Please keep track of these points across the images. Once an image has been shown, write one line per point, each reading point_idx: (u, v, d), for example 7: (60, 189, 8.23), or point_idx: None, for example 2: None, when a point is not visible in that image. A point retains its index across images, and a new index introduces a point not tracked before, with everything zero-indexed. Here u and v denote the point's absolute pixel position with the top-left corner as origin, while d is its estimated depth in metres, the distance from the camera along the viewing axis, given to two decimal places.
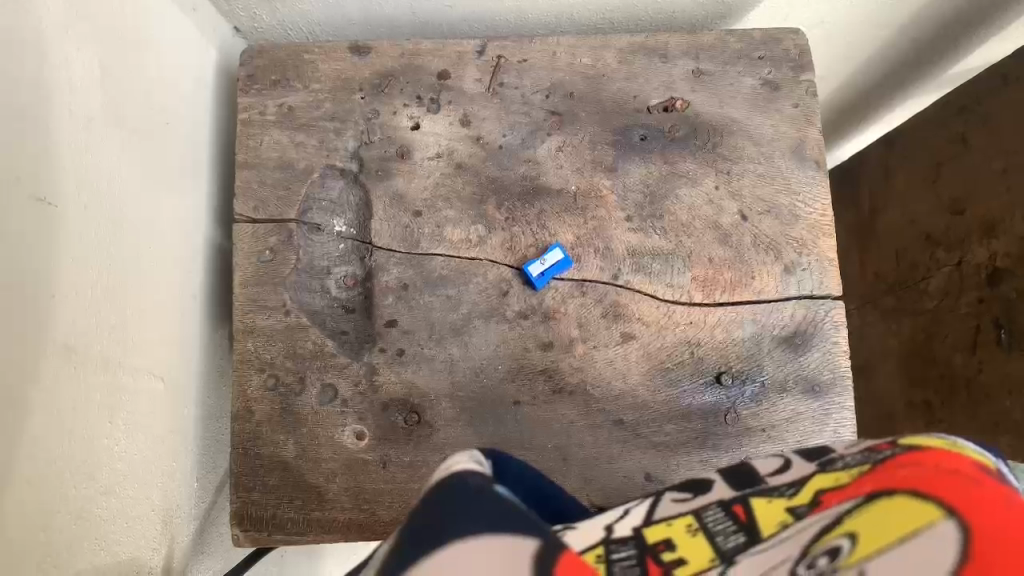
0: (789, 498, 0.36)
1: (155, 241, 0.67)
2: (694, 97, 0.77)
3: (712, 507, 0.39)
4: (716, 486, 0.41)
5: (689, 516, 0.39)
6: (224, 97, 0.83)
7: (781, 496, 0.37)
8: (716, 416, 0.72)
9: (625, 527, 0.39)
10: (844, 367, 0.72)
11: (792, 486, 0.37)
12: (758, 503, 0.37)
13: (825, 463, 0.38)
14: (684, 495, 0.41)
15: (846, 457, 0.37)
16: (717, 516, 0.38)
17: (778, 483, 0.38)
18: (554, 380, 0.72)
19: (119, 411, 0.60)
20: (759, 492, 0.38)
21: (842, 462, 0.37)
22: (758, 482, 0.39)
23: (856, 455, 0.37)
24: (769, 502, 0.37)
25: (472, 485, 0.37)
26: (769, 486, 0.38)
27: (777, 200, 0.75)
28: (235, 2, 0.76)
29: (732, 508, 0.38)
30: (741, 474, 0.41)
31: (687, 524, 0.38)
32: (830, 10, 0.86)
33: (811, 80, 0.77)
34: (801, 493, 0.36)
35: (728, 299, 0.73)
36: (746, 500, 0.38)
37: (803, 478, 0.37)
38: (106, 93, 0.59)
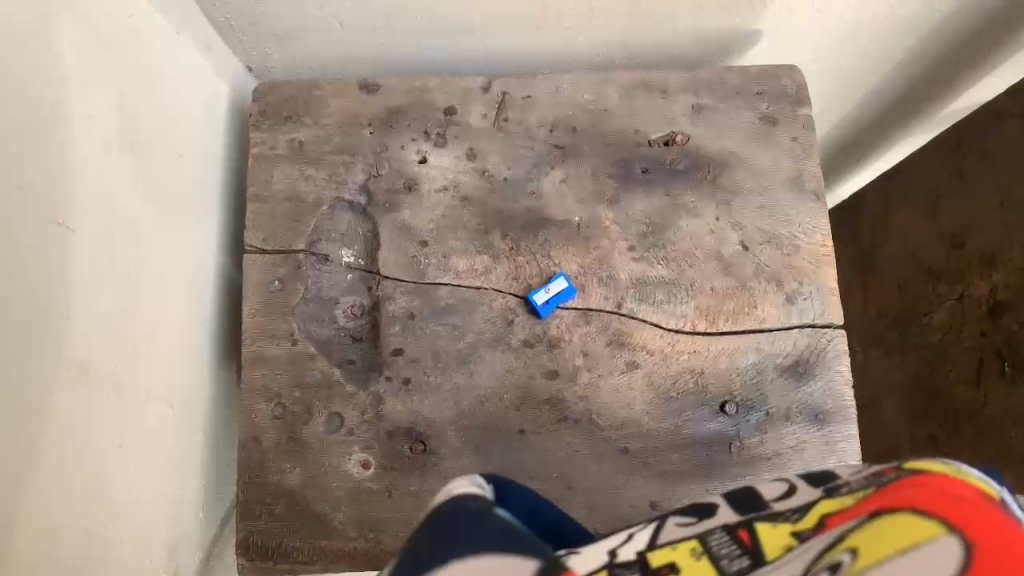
0: (794, 523, 0.36)
1: (166, 268, 0.68)
2: (694, 131, 0.79)
3: (717, 531, 0.39)
4: (721, 511, 0.41)
5: (693, 541, 0.39)
6: (237, 133, 0.85)
7: (786, 520, 0.37)
8: (721, 445, 0.72)
9: (629, 552, 0.39)
10: (846, 395, 0.73)
11: (797, 511, 0.37)
12: (763, 528, 0.37)
13: (831, 489, 0.38)
14: (688, 520, 0.41)
15: (850, 483, 0.37)
16: (722, 540, 0.38)
17: (783, 508, 0.38)
18: (559, 409, 0.72)
19: (129, 436, 0.61)
20: (765, 517, 0.38)
21: (847, 487, 0.37)
22: (763, 508, 0.39)
23: (861, 480, 0.37)
24: (774, 526, 0.37)
25: (472, 507, 0.38)
26: (774, 511, 0.39)
27: (777, 230, 0.76)
28: (249, 41, 0.79)
29: (737, 532, 0.38)
30: (746, 498, 0.41)
31: (692, 549, 0.38)
32: (826, 49, 0.88)
33: (808, 114, 0.79)
34: (807, 517, 0.36)
35: (731, 327, 0.74)
36: (752, 525, 0.38)
37: (809, 503, 0.38)
38: (122, 123, 0.61)
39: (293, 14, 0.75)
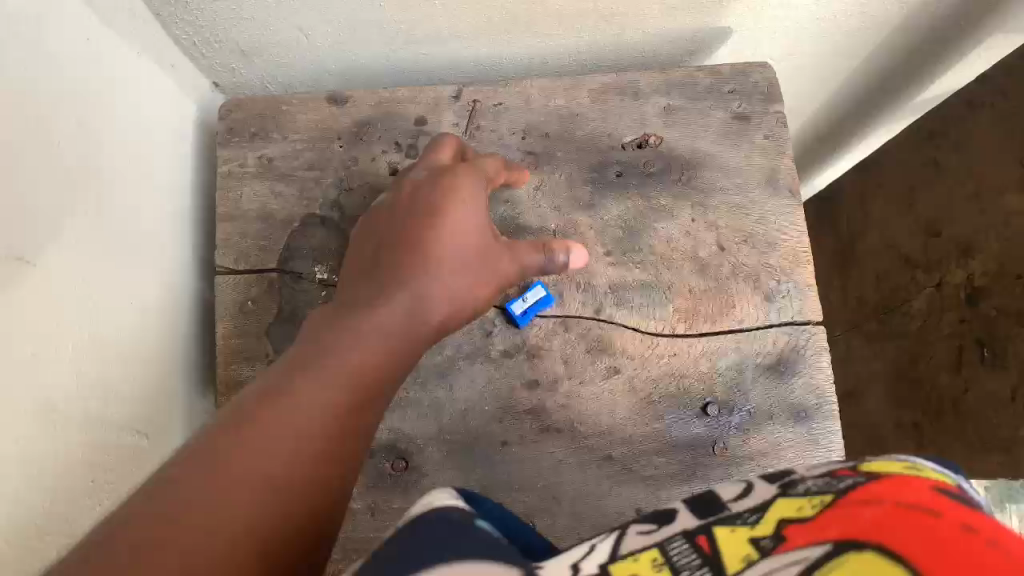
0: (751, 529, 0.41)
1: (136, 295, 0.68)
2: (667, 133, 0.78)
3: (677, 539, 0.43)
4: (679, 518, 0.46)
5: (653, 551, 0.43)
6: (206, 152, 0.84)
7: (743, 525, 0.42)
8: (705, 447, 0.71)
9: (592, 565, 0.43)
10: (829, 392, 0.72)
11: (754, 513, 0.43)
12: (721, 535, 0.42)
13: (788, 485, 0.45)
14: (648, 528, 0.46)
15: (804, 481, 0.44)
16: (682, 548, 0.42)
17: (741, 509, 0.44)
18: (540, 419, 0.71)
19: (103, 469, 0.60)
20: (721, 521, 0.43)
21: (803, 487, 0.43)
22: (720, 511, 0.45)
23: (817, 480, 0.43)
24: (732, 533, 0.42)
25: (455, 517, 0.42)
26: (731, 513, 0.44)
27: (753, 229, 0.76)
28: (213, 57, 0.78)
29: (697, 540, 0.42)
30: (700, 507, 0.46)
31: (653, 558, 0.42)
32: (797, 45, 0.88)
33: (780, 111, 0.79)
34: (762, 522, 0.41)
35: (710, 328, 0.73)
36: (709, 532, 0.43)
37: (765, 503, 0.43)
38: (79, 151, 0.61)
39: (255, 28, 0.73)
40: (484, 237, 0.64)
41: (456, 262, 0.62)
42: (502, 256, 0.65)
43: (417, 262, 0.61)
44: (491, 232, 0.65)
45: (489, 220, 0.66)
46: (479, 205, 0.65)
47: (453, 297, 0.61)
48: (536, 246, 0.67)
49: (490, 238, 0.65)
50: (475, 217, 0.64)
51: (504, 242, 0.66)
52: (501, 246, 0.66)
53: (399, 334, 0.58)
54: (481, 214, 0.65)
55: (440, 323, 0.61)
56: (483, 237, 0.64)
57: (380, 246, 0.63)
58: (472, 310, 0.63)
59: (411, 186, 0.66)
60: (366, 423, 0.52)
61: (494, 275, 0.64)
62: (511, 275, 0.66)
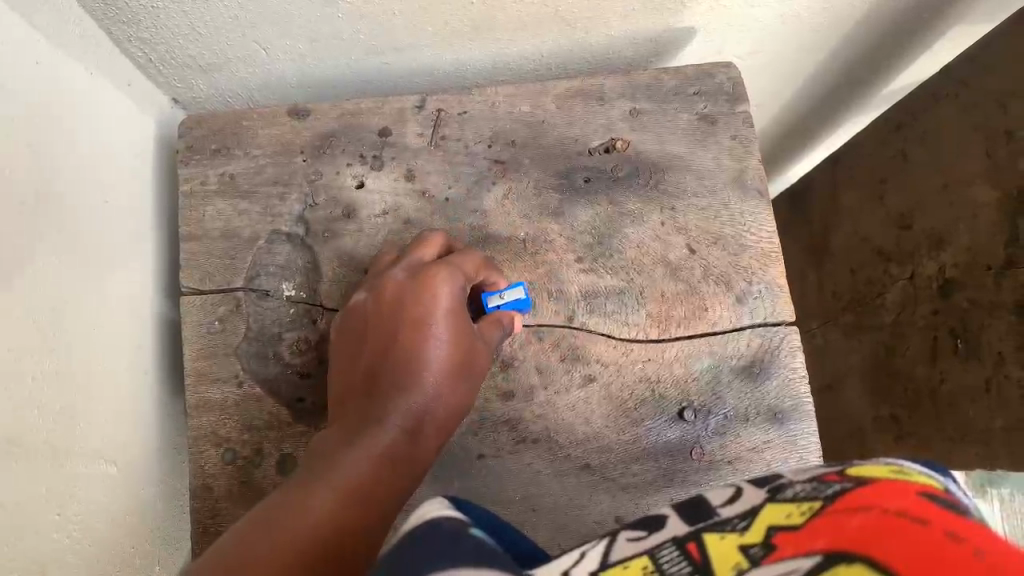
0: (742, 536, 0.40)
1: (99, 319, 0.66)
2: (634, 136, 0.78)
3: (666, 544, 0.42)
4: (670, 523, 0.46)
5: (643, 558, 0.42)
6: (167, 171, 0.82)
7: (733, 532, 0.41)
8: (682, 453, 0.71)
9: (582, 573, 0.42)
10: (804, 393, 0.72)
11: (742, 519, 0.42)
12: (711, 541, 0.41)
13: (776, 491, 0.44)
14: (637, 535, 0.46)
15: (793, 487, 0.43)
16: (671, 554, 0.41)
17: (731, 513, 0.44)
18: (517, 431, 0.71)
19: (72, 500, 0.58)
20: (710, 526, 0.43)
21: (790, 492, 0.42)
22: (710, 515, 0.45)
23: (805, 488, 0.42)
24: (722, 539, 0.40)
25: (452, 525, 0.44)
26: (720, 518, 0.44)
27: (723, 231, 0.76)
28: (171, 74, 0.76)
29: (687, 546, 0.41)
30: (690, 511, 0.46)
31: (642, 565, 0.41)
32: (760, 42, 0.88)
33: (746, 111, 0.79)
34: (752, 529, 0.40)
35: (684, 333, 0.73)
36: (698, 538, 0.42)
37: (755, 510, 0.42)
38: (35, 176, 0.59)
39: (212, 43, 0.71)
40: (464, 331, 0.67)
41: (440, 361, 0.66)
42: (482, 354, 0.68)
43: (410, 379, 0.65)
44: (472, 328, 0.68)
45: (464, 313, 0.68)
46: (458, 291, 0.68)
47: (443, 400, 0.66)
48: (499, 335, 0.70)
49: (468, 327, 0.67)
50: (447, 310, 0.67)
51: (481, 329, 0.69)
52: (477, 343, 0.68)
53: (399, 446, 0.63)
54: (460, 310, 0.68)
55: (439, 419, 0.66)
56: (464, 332, 0.67)
57: (371, 366, 0.66)
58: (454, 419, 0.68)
59: (392, 294, 0.68)
60: (401, 483, 0.61)
61: (471, 374, 0.67)
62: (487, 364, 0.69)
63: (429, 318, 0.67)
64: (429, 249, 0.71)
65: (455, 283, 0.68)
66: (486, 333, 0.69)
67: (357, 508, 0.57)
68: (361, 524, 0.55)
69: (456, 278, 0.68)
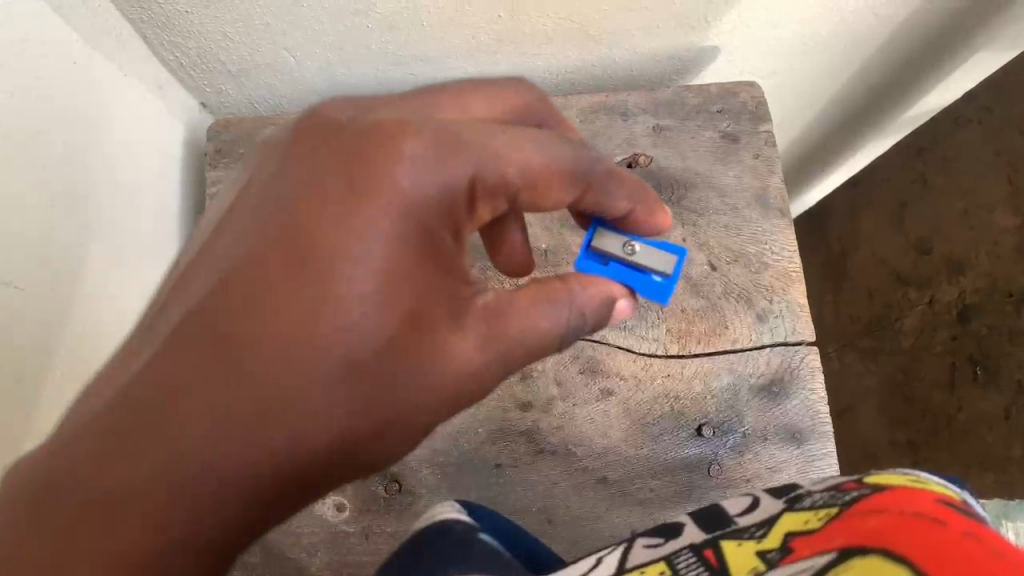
0: (759, 542, 0.52)
1: (121, 318, 0.66)
2: (657, 152, 0.79)
3: (682, 553, 0.54)
4: (685, 531, 0.56)
5: (660, 564, 0.53)
6: (193, 174, 0.83)
7: (749, 539, 0.52)
8: (700, 470, 0.70)
9: None
10: (824, 413, 0.72)
11: (759, 529, 0.53)
12: (728, 547, 0.52)
13: (793, 500, 0.55)
14: (654, 542, 0.56)
15: (811, 495, 0.54)
16: (688, 560, 0.53)
17: (747, 524, 0.54)
18: (536, 441, 0.71)
19: None
20: (727, 536, 0.54)
21: (808, 501, 0.53)
22: (726, 524, 0.55)
23: (819, 495, 0.53)
24: (738, 546, 0.52)
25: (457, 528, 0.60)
26: (737, 529, 0.54)
27: (744, 249, 0.76)
28: (201, 79, 0.77)
29: (703, 553, 0.53)
30: (705, 516, 0.57)
31: (660, 570, 0.53)
32: (783, 60, 0.85)
33: (769, 130, 0.79)
34: (768, 536, 0.52)
35: (704, 349, 0.73)
36: (715, 546, 0.53)
37: (770, 520, 0.53)
38: (52, 171, 0.59)
39: (243, 49, 0.72)
40: (416, 265, 0.44)
41: (353, 294, 0.43)
42: (420, 344, 0.45)
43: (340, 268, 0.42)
44: (451, 273, 0.46)
45: (433, 224, 0.45)
46: (417, 189, 0.44)
47: (351, 364, 0.43)
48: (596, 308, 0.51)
49: (440, 276, 0.46)
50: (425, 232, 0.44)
51: (485, 311, 0.47)
52: (430, 340, 0.45)
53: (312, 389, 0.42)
54: (439, 234, 0.46)
55: (321, 382, 0.42)
56: (422, 243, 0.45)
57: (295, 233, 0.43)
58: (399, 411, 0.45)
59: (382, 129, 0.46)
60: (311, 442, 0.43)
61: (384, 381, 0.44)
62: (464, 371, 0.46)
63: (342, 213, 0.43)
64: (451, 122, 0.48)
65: (412, 167, 0.45)
66: (506, 310, 0.48)
67: (245, 451, 0.41)
68: (261, 467, 0.42)
69: (415, 167, 0.45)
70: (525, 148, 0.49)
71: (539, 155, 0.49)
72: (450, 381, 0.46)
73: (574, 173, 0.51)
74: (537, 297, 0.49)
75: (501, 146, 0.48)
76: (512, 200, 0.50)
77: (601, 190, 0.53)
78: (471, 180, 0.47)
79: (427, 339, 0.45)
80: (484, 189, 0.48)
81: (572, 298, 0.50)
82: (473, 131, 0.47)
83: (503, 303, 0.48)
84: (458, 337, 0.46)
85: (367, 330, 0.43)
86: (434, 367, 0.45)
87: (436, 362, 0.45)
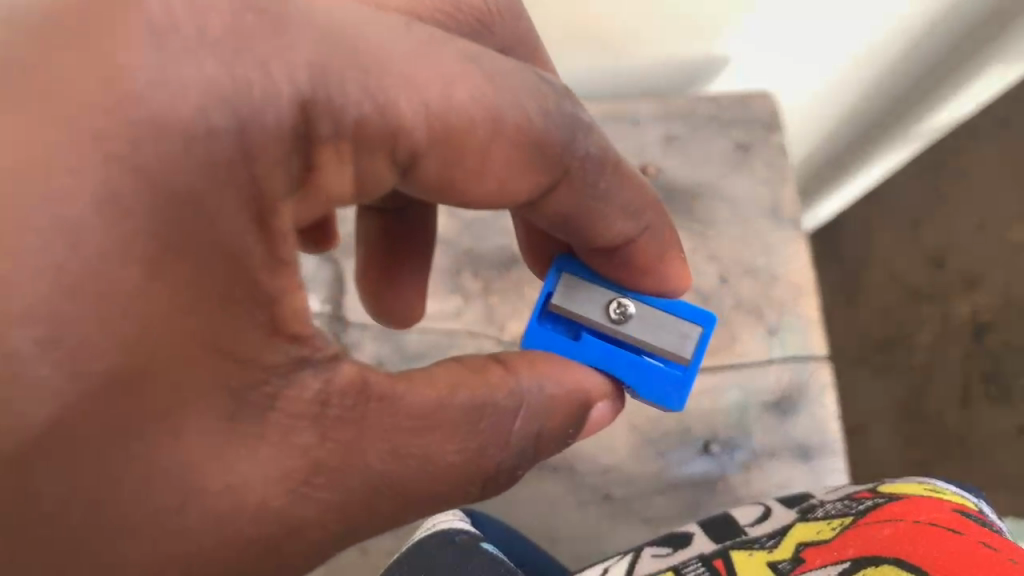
0: (770, 552, 0.56)
1: None
2: (666, 161, 0.77)
3: (693, 561, 0.57)
4: (694, 540, 0.60)
5: None
6: None
7: (760, 548, 0.57)
8: (706, 486, 0.69)
9: None
10: (834, 429, 0.70)
11: (771, 538, 0.57)
12: (738, 556, 0.57)
13: (805, 511, 0.59)
14: (663, 551, 0.60)
15: (821, 505, 0.58)
16: (699, 568, 0.57)
17: (758, 533, 0.58)
18: (539, 456, 0.69)
19: None
20: (737, 545, 0.58)
21: (820, 511, 0.57)
22: (736, 533, 0.59)
23: (832, 506, 0.57)
24: (749, 556, 0.57)
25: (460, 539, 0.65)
26: (747, 538, 0.58)
27: (755, 261, 0.74)
28: None
29: (714, 562, 0.57)
30: (716, 523, 0.61)
31: None
32: (795, 74, 0.84)
33: (781, 140, 0.78)
34: (780, 547, 0.56)
35: (711, 363, 0.71)
36: (725, 556, 0.57)
37: (782, 530, 0.57)
38: None
39: None
40: (167, 238, 0.29)
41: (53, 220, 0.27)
42: (230, 440, 0.32)
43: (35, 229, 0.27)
44: (246, 250, 0.31)
45: (191, 150, 0.29)
46: (164, 93, 0.29)
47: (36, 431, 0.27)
48: (525, 434, 0.40)
49: (244, 289, 0.31)
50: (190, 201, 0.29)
51: (340, 411, 0.34)
52: (249, 434, 0.32)
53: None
54: (217, 185, 0.30)
55: None
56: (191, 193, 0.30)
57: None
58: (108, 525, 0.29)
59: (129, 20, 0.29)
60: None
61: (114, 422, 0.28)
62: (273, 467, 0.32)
63: (3, 72, 0.28)
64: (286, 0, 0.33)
65: (174, 51, 0.29)
66: (389, 405, 0.36)
67: None
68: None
69: (163, 57, 0.29)
70: (460, 98, 0.37)
71: (447, 102, 0.37)
72: (231, 507, 0.32)
73: (529, 154, 0.40)
74: (465, 420, 0.38)
75: (406, 76, 0.36)
76: (415, 148, 0.38)
77: (579, 183, 0.43)
78: (301, 99, 0.32)
79: (244, 429, 0.32)
80: (346, 133, 0.35)
81: (520, 404, 0.39)
82: (381, 53, 0.35)
83: (403, 401, 0.36)
84: (296, 455, 0.33)
85: (23, 312, 0.26)
86: (205, 483, 0.31)
87: (239, 468, 0.32)
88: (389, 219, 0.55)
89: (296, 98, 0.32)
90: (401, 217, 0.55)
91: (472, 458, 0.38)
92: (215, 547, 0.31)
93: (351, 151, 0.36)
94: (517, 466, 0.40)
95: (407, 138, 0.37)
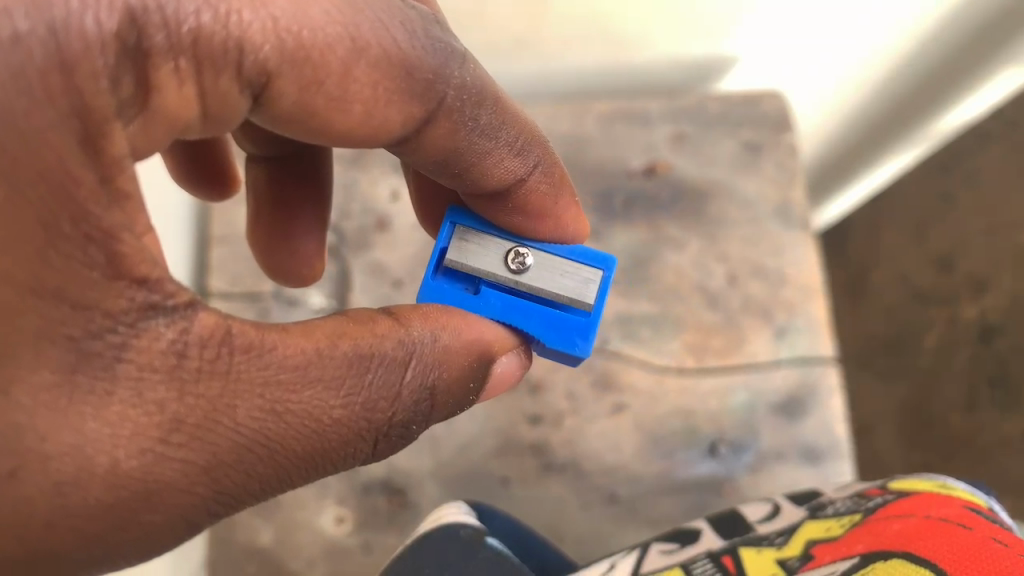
0: (779, 550, 0.55)
1: None
2: (674, 159, 0.77)
3: (701, 559, 0.56)
4: (703, 539, 0.59)
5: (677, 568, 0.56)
6: None
7: (769, 546, 0.56)
8: (713, 488, 0.68)
9: None
10: (841, 432, 0.69)
11: (781, 537, 0.57)
12: (746, 553, 0.55)
13: (814, 508, 0.60)
14: (670, 547, 0.59)
15: (831, 504, 0.59)
16: (707, 565, 0.55)
17: (766, 532, 0.58)
18: (542, 457, 0.69)
19: None
20: (746, 542, 0.57)
21: (831, 508, 0.58)
22: (746, 532, 0.59)
23: (842, 505, 0.58)
24: (758, 552, 0.55)
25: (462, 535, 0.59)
26: (757, 535, 0.58)
27: (763, 262, 0.74)
28: None
29: (721, 558, 0.55)
30: (725, 525, 0.61)
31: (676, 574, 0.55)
32: (806, 74, 0.83)
33: (790, 139, 0.77)
34: (790, 546, 0.55)
35: (718, 362, 0.71)
36: (733, 553, 0.56)
37: (791, 529, 0.57)
38: None
39: None
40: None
41: None
42: (71, 398, 0.29)
43: None
44: (71, 175, 0.28)
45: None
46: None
47: None
48: (417, 388, 0.36)
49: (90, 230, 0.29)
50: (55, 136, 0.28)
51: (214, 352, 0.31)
52: (90, 392, 0.29)
53: None
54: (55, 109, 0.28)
55: None
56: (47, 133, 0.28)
57: None
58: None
59: None
60: None
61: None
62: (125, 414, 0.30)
63: None
64: None
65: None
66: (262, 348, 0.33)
67: None
68: None
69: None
70: (315, 17, 0.34)
71: (301, 18, 0.34)
72: (76, 470, 0.29)
73: (399, 81, 0.37)
74: (348, 371, 0.34)
75: None
76: (268, 65, 0.34)
77: (456, 120, 0.40)
78: (126, 9, 0.29)
79: (86, 386, 0.29)
80: (183, 47, 0.32)
81: (410, 357, 0.36)
82: None
83: (274, 352, 0.33)
84: (152, 412, 0.30)
85: None
86: (44, 446, 0.29)
87: (86, 429, 0.29)
88: (280, 169, 0.52)
89: (122, 7, 0.29)
90: (294, 166, 0.52)
91: (360, 413, 0.34)
92: (57, 517, 0.29)
93: (207, 76, 0.33)
94: (411, 421, 0.36)
95: (255, 55, 0.33)
